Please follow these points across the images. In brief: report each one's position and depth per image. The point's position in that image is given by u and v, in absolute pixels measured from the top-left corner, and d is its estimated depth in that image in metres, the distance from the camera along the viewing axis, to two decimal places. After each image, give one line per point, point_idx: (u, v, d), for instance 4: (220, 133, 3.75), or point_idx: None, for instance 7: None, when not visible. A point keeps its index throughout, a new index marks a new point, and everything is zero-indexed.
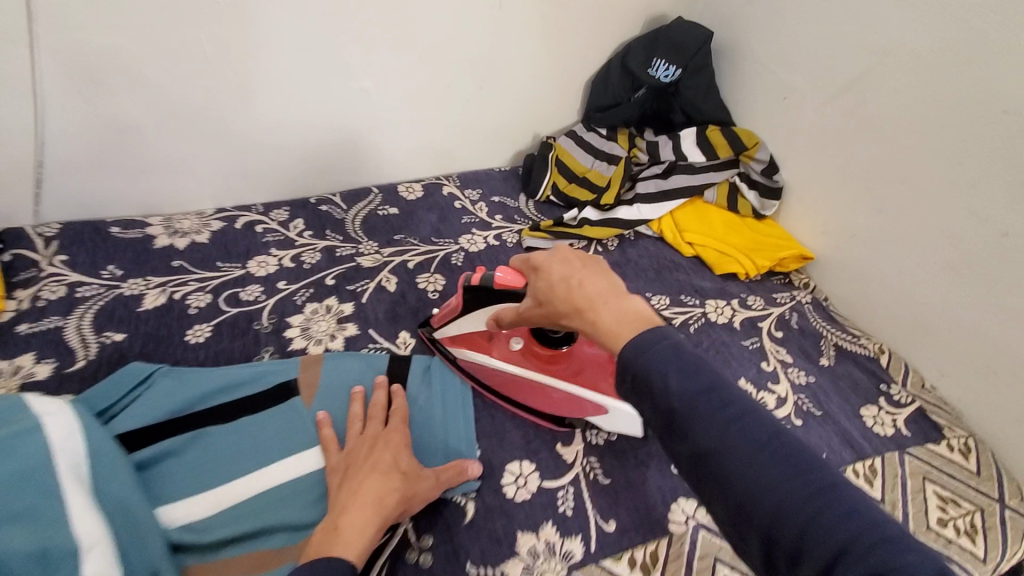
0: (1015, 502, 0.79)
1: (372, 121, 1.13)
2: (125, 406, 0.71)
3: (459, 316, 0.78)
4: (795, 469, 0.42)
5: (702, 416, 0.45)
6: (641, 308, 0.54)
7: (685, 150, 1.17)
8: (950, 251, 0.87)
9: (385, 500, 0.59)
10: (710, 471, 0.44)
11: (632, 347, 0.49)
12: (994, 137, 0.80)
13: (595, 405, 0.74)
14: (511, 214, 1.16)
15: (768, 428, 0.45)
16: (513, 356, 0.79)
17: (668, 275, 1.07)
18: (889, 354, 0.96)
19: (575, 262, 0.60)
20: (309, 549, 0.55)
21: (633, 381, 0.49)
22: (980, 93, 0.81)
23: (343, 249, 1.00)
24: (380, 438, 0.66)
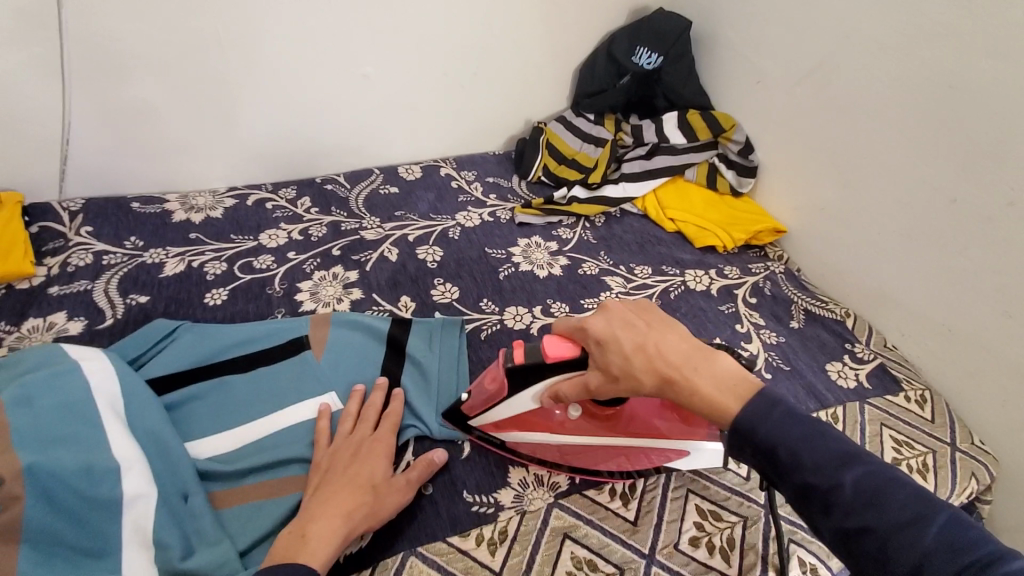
0: (966, 445, 0.86)
1: (372, 106, 1.20)
2: (151, 356, 0.78)
3: (500, 401, 0.70)
4: (953, 534, 0.45)
5: (845, 491, 0.48)
6: (732, 367, 0.58)
7: (667, 133, 1.25)
8: (905, 219, 0.94)
9: (355, 512, 0.61)
10: (863, 547, 0.47)
11: (749, 416, 0.54)
12: (941, 112, 0.88)
13: (677, 451, 0.71)
14: (504, 193, 1.23)
15: (917, 497, 0.47)
16: (571, 426, 0.72)
17: (651, 248, 1.14)
18: (854, 318, 1.04)
19: (641, 326, 0.61)
20: (275, 548, 0.57)
21: (762, 452, 0.53)
22: (928, 72, 0.89)
23: (348, 224, 1.07)
24: (364, 446, 0.68)
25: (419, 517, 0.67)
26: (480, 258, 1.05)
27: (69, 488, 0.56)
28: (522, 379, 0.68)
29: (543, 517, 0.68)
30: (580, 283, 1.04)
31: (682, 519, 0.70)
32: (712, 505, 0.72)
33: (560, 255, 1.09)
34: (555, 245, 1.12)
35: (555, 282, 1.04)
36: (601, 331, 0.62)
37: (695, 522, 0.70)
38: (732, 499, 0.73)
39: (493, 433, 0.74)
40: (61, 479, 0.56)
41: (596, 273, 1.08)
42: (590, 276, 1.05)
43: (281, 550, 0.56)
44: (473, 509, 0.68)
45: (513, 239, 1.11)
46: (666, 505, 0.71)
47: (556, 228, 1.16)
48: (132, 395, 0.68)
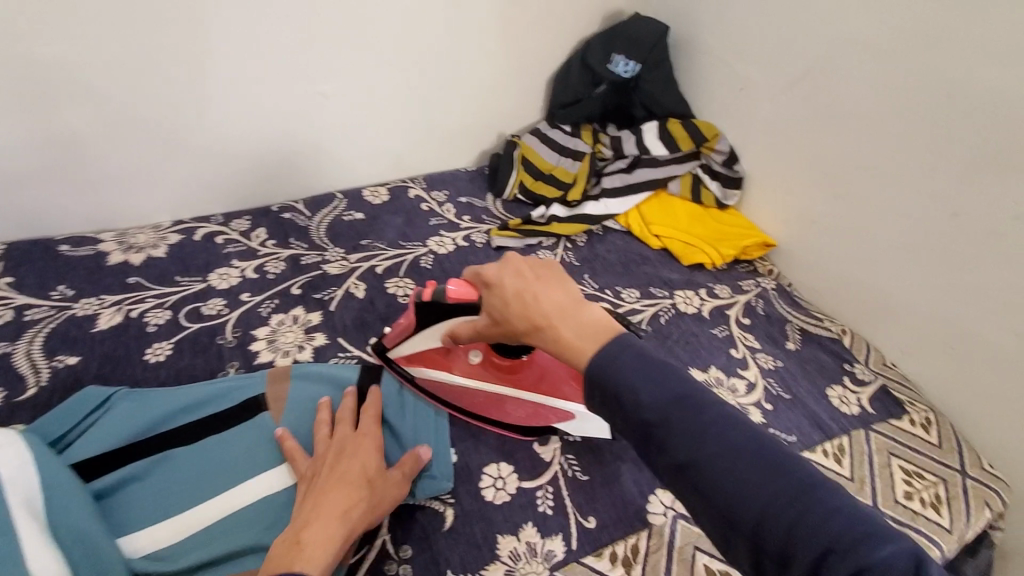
0: (976, 471, 0.82)
1: (333, 125, 1.11)
2: (81, 432, 0.68)
3: (409, 335, 0.76)
4: (766, 465, 0.45)
5: (679, 428, 0.47)
6: (598, 318, 0.56)
7: (648, 143, 1.18)
8: (903, 232, 0.90)
9: (350, 512, 0.58)
10: (695, 480, 0.46)
11: (602, 364, 0.51)
12: (937, 121, 0.83)
13: (562, 413, 0.75)
14: (478, 214, 1.15)
15: (740, 430, 0.47)
16: (472, 370, 0.78)
17: (637, 268, 1.08)
18: (850, 335, 0.99)
19: (523, 272, 0.61)
20: (269, 559, 0.54)
21: (608, 397, 0.51)
22: (923, 79, 0.84)
23: (308, 257, 0.98)
24: (350, 445, 0.65)
25: None
26: None
27: None
28: (428, 318, 0.73)
29: None
30: None
31: None
32: (722, 564, 0.66)
33: None
34: None
35: None
36: (485, 273, 0.63)
37: None
38: None
39: (403, 365, 0.79)
40: None
41: None
42: None
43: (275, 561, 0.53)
44: None
45: None
46: (673, 568, 0.65)
47: (536, 251, 1.09)
48: (55, 487, 0.58)
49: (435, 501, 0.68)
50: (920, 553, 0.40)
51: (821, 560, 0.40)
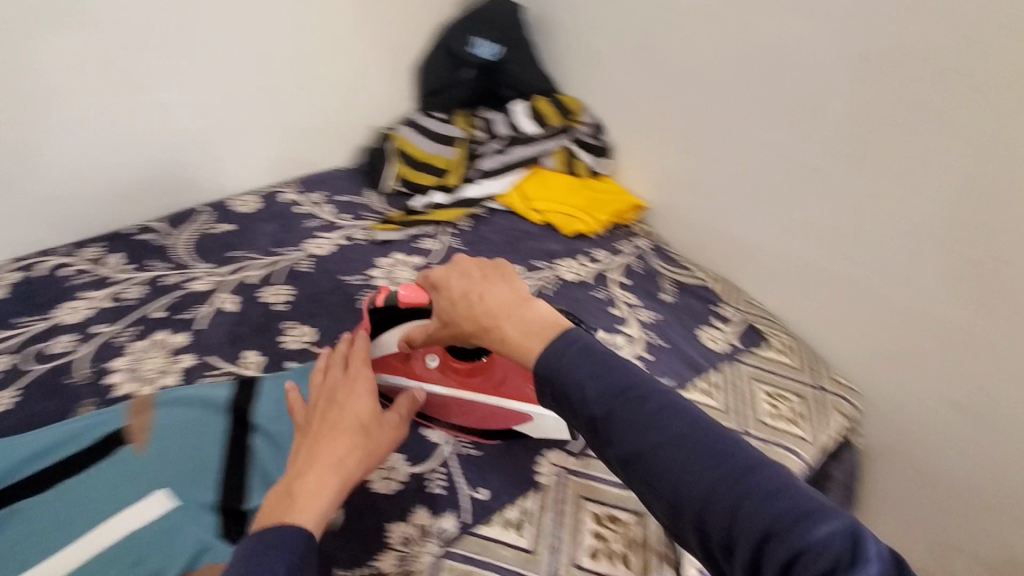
0: (828, 383, 0.92)
1: (187, 135, 1.04)
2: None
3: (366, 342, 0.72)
4: (713, 453, 0.43)
5: (622, 419, 0.45)
6: (544, 313, 0.54)
7: (518, 122, 1.19)
8: (747, 179, 0.98)
9: (347, 459, 0.54)
10: (641, 472, 0.44)
11: (546, 359, 0.49)
12: (759, 74, 0.92)
13: (521, 415, 0.74)
14: (357, 211, 1.13)
15: (687, 418, 0.45)
16: (430, 375, 0.74)
17: (520, 244, 1.10)
18: (719, 281, 1.07)
19: (473, 273, 0.60)
20: (261, 513, 0.50)
21: (553, 392, 0.49)
22: (745, 37, 0.92)
23: (170, 277, 0.93)
24: (341, 388, 0.60)
25: None
26: (335, 289, 0.95)
27: None
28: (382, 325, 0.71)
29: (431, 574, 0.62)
30: None
31: (579, 532, 0.67)
32: (607, 508, 0.70)
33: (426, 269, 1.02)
34: (419, 259, 1.04)
35: None
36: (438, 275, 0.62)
37: (592, 531, 0.68)
38: (624, 496, 0.71)
39: None
40: None
41: None
42: None
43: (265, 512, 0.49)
44: None
45: (372, 261, 1.02)
46: (562, 521, 0.68)
47: (421, 240, 1.08)
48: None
49: None
50: (863, 529, 0.38)
51: (762, 544, 0.38)
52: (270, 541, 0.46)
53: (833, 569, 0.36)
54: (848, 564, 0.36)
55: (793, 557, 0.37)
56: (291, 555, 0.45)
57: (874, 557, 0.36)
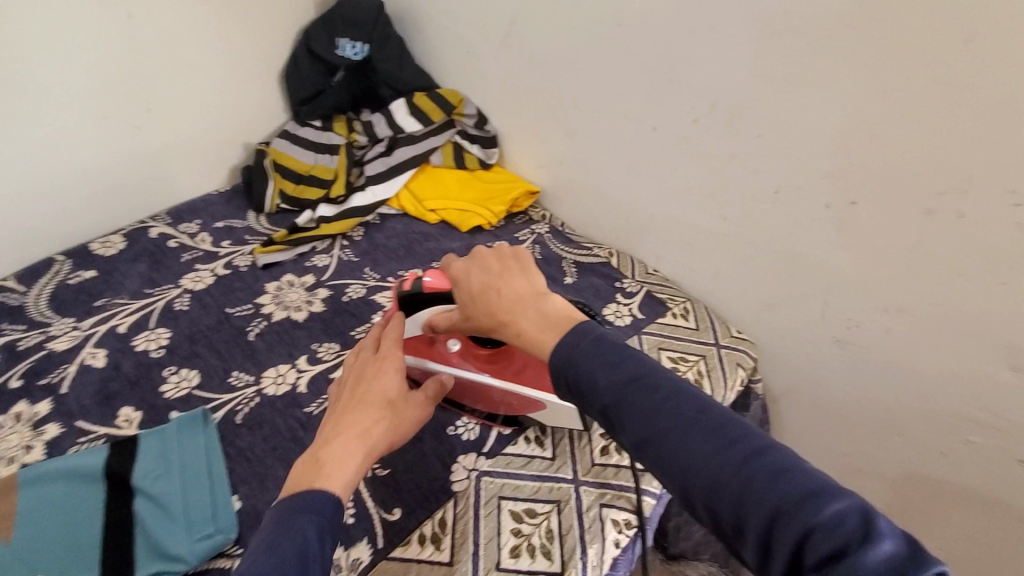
0: (727, 340, 0.96)
1: (23, 181, 0.94)
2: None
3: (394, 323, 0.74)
4: (720, 438, 0.44)
5: (632, 406, 0.47)
6: (562, 308, 0.56)
7: (400, 122, 1.16)
8: (624, 153, 1.00)
9: (373, 431, 0.56)
10: (654, 454, 0.46)
11: (561, 354, 0.52)
12: (622, 48, 0.92)
13: (536, 403, 0.72)
14: (240, 236, 1.06)
15: (697, 406, 0.46)
16: (452, 359, 0.74)
17: (418, 247, 1.07)
18: (616, 255, 1.09)
19: (494, 263, 0.62)
20: (289, 480, 0.52)
21: (569, 384, 0.52)
22: (601, 13, 0.92)
23: (27, 340, 0.84)
24: (372, 363, 0.61)
25: None
26: (220, 324, 0.88)
27: None
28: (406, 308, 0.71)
29: None
30: (347, 312, 0.93)
31: (499, 534, 0.66)
32: (525, 503, 0.70)
33: (320, 288, 0.97)
34: (311, 278, 0.99)
35: (318, 322, 0.91)
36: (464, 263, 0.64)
37: (512, 530, 0.67)
38: (541, 488, 0.71)
39: None
40: None
41: (365, 293, 0.97)
42: (358, 301, 0.95)
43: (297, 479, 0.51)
44: None
45: (260, 287, 0.96)
46: (480, 526, 0.67)
47: (310, 258, 1.03)
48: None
49: (219, 560, 0.63)
50: (874, 510, 0.38)
51: (771, 524, 0.39)
52: (298, 507, 0.48)
53: (839, 545, 0.36)
54: (854, 542, 0.36)
55: (801, 537, 0.38)
56: (319, 521, 0.47)
57: (885, 534, 0.36)
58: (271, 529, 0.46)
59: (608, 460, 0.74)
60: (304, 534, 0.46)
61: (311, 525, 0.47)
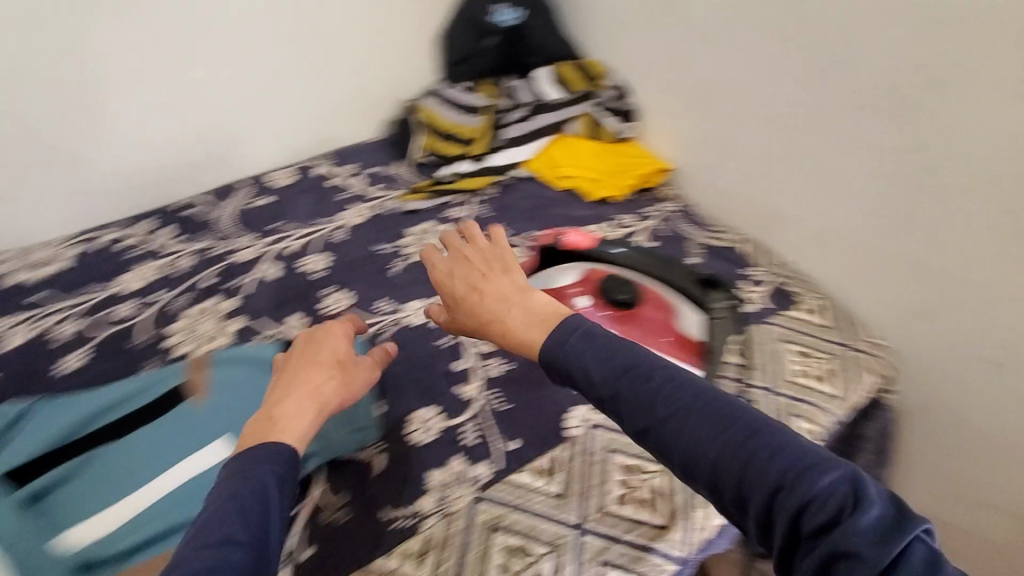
0: (863, 343, 0.93)
1: (225, 113, 1.09)
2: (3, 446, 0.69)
3: (534, 273, 0.83)
4: (715, 420, 0.44)
5: (625, 394, 0.48)
6: (545, 303, 0.59)
7: (542, 89, 1.21)
8: (771, 136, 0.98)
9: (320, 389, 0.60)
10: (652, 441, 0.46)
11: (548, 346, 0.52)
12: (789, 27, 0.90)
13: None
14: (389, 182, 1.16)
15: (688, 391, 0.47)
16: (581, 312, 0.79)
17: (547, 211, 1.12)
18: (751, 243, 1.07)
19: (472, 256, 0.67)
20: (242, 438, 0.53)
21: (560, 373, 0.52)
22: None
23: (217, 247, 0.98)
24: (319, 331, 0.69)
25: (339, 550, 0.63)
26: (370, 257, 0.99)
27: None
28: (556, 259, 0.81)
29: (468, 515, 0.66)
30: None
31: (608, 481, 0.70)
32: (636, 459, 0.73)
33: None
34: (448, 227, 1.07)
35: None
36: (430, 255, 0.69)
37: (621, 480, 0.70)
38: None
39: None
40: None
41: None
42: None
43: (253, 434, 0.53)
44: (397, 525, 0.65)
45: (404, 229, 1.05)
46: (591, 470, 0.71)
47: (448, 209, 1.11)
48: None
49: (364, 451, 0.72)
50: (865, 476, 0.40)
51: (773, 500, 0.41)
52: (253, 458, 0.49)
53: (840, 512, 0.38)
54: (851, 510, 0.38)
55: (802, 508, 0.40)
56: (277, 473, 0.49)
57: (875, 502, 0.39)
58: (230, 480, 0.47)
59: None
60: (261, 484, 0.47)
61: (270, 466, 0.49)
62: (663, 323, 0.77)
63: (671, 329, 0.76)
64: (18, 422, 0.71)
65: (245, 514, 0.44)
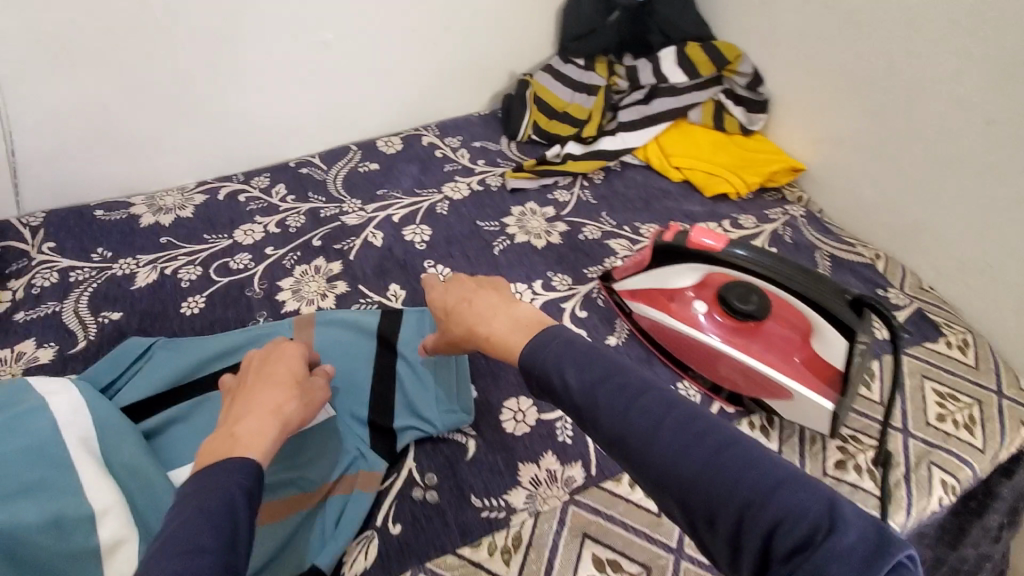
0: (1013, 391, 0.80)
1: (344, 76, 1.07)
2: (127, 379, 0.73)
3: (645, 270, 0.78)
4: (687, 433, 0.44)
5: (603, 404, 0.48)
6: (531, 314, 0.60)
7: (665, 71, 1.11)
8: (938, 145, 0.85)
9: (284, 406, 0.58)
10: (628, 455, 0.46)
11: (530, 354, 0.53)
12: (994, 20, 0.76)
13: (780, 390, 0.68)
14: (493, 158, 1.13)
15: (664, 406, 0.46)
16: (695, 319, 0.74)
17: (657, 203, 1.05)
18: (885, 259, 0.95)
19: (467, 280, 0.72)
20: (200, 456, 0.51)
21: (544, 382, 0.53)
22: None
23: (326, 210, 0.99)
24: (273, 351, 0.65)
25: (426, 531, 0.63)
26: (472, 234, 0.97)
27: (38, 545, 0.52)
28: (672, 259, 0.74)
29: (559, 518, 0.64)
30: (582, 250, 0.95)
31: None
32: None
33: (558, 221, 1.00)
34: (552, 210, 1.02)
35: (555, 253, 0.95)
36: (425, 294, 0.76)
37: None
38: None
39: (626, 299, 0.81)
40: (28, 538, 0.51)
41: (599, 236, 0.98)
42: (593, 242, 0.96)
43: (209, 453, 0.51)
44: (484, 515, 0.64)
45: (507, 208, 1.02)
46: None
47: (552, 191, 1.06)
48: (103, 426, 0.63)
49: (456, 434, 0.71)
50: (842, 499, 0.39)
51: (743, 518, 0.39)
52: (214, 474, 0.47)
53: (811, 532, 0.37)
54: (823, 531, 0.37)
55: (772, 527, 0.38)
56: (244, 484, 0.47)
57: (849, 523, 0.37)
58: (199, 491, 0.46)
59: (841, 475, 0.69)
60: (231, 494, 0.46)
61: (236, 479, 0.47)
62: (792, 340, 0.70)
63: (802, 348, 0.70)
64: (140, 358, 0.75)
65: (217, 524, 0.43)
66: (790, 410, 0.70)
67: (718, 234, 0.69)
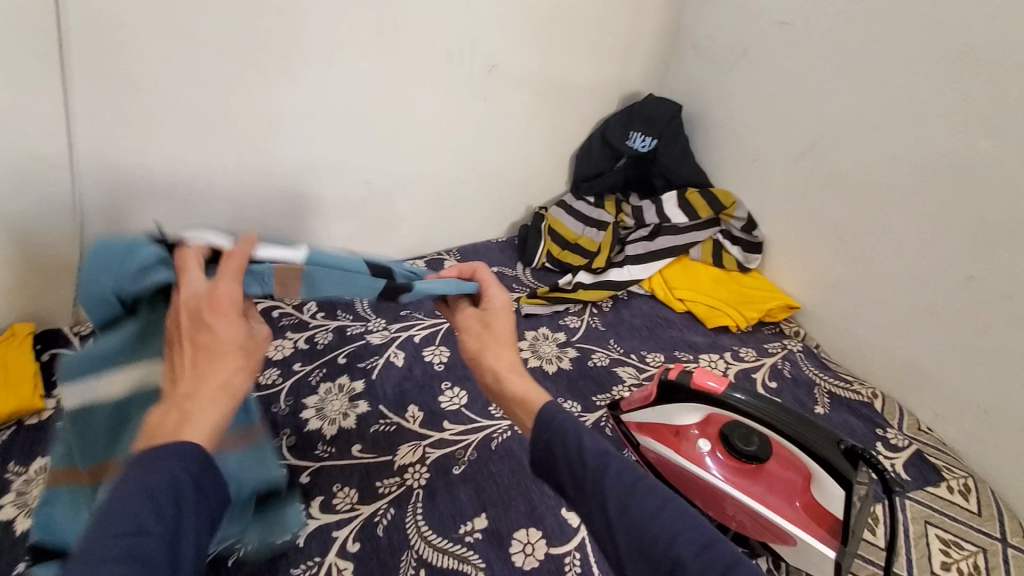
0: (1018, 541, 0.82)
1: (379, 207, 1.19)
2: (143, 300, 0.63)
3: (650, 404, 0.80)
4: (678, 525, 0.48)
5: (609, 478, 0.52)
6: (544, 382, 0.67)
7: (668, 212, 1.24)
8: (924, 297, 0.93)
9: (232, 381, 0.51)
10: (620, 524, 0.50)
11: (547, 411, 0.59)
12: (958, 195, 0.87)
13: (785, 535, 0.72)
14: (509, 283, 1.22)
15: (657, 494, 0.51)
16: (700, 457, 0.77)
17: (662, 332, 1.12)
18: (882, 398, 1.00)
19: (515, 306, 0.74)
20: (150, 430, 0.48)
21: (551, 441, 0.57)
22: (943, 159, 0.87)
23: (353, 328, 1.06)
24: (208, 294, 0.53)
25: None
26: None
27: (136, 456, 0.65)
28: (677, 398, 0.77)
29: None
30: (590, 376, 1.01)
31: None
32: None
33: (568, 347, 1.07)
34: (563, 336, 1.09)
35: (565, 379, 1.00)
36: (459, 275, 0.78)
37: None
38: None
39: (632, 431, 0.85)
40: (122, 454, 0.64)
41: (607, 363, 1.05)
42: (602, 368, 1.03)
43: (151, 439, 0.47)
44: None
45: (520, 332, 1.09)
46: None
47: (563, 317, 1.13)
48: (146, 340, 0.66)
49: (466, 564, 0.72)
50: None
51: None
52: (157, 455, 0.44)
53: None
54: None
55: None
56: (186, 474, 0.44)
57: None
58: (139, 476, 0.42)
59: None
60: (172, 477, 0.43)
61: (179, 474, 0.44)
62: (794, 483, 0.74)
63: (803, 492, 0.73)
64: (144, 269, 0.62)
65: (159, 508, 0.42)
66: (795, 553, 0.72)
67: (722, 376, 0.74)
